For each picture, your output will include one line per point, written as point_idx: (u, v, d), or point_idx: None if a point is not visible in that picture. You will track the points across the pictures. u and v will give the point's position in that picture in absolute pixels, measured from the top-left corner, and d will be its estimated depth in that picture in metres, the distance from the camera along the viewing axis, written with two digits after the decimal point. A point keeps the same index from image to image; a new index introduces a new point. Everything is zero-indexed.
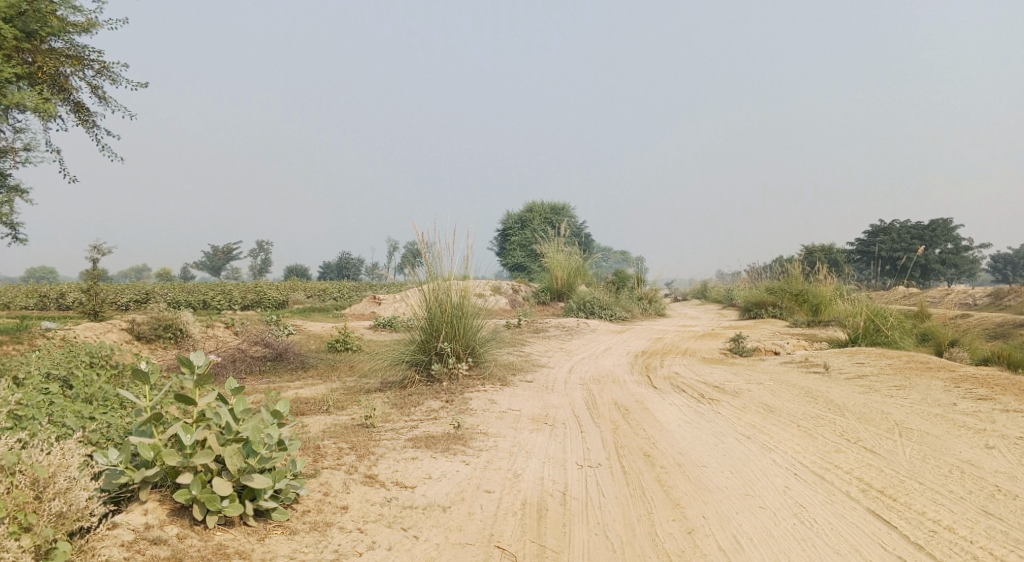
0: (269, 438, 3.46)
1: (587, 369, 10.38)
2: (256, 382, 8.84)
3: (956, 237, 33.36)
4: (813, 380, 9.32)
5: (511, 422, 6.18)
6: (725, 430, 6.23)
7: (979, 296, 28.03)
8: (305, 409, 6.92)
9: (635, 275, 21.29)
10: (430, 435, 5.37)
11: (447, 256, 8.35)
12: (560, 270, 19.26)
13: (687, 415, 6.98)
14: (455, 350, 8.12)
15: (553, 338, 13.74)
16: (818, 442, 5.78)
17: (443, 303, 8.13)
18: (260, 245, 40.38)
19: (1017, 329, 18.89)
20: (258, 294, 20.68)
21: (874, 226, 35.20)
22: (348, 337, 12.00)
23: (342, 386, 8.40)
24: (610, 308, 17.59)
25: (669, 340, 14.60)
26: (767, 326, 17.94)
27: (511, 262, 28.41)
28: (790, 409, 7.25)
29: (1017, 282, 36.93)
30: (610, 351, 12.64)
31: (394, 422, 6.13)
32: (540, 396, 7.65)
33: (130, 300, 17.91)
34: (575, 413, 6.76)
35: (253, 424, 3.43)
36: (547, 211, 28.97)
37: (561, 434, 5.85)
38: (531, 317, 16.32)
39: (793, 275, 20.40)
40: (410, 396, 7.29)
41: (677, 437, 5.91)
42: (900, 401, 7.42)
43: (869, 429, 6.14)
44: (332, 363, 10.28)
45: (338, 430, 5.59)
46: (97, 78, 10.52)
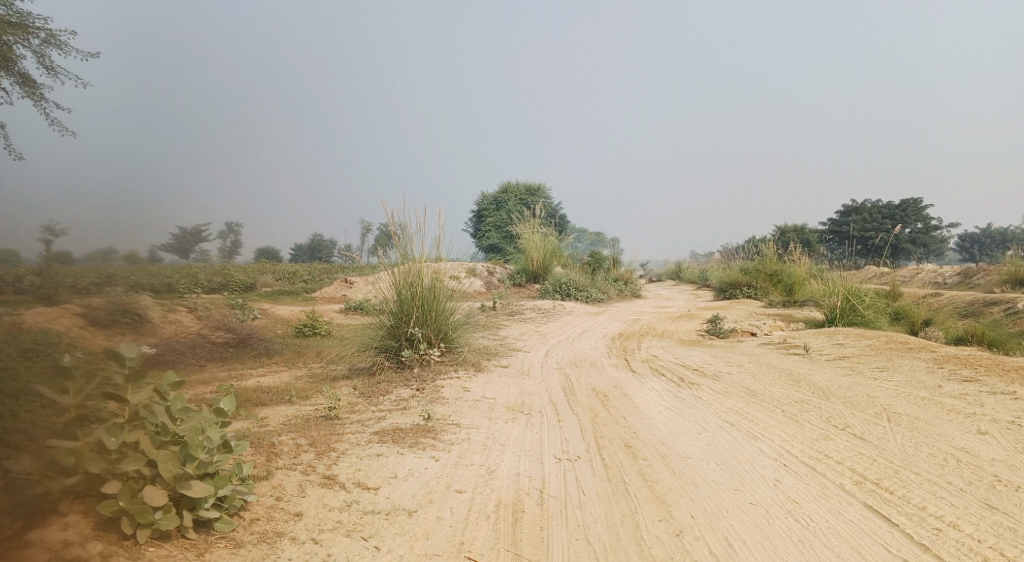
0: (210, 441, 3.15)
1: (563, 353, 10.09)
2: (217, 371, 8.42)
3: (926, 217, 33.58)
4: (794, 363, 9.12)
5: (485, 411, 5.86)
6: (708, 418, 5.97)
7: (948, 275, 28.27)
8: (266, 399, 6.54)
9: (611, 256, 21.04)
10: (397, 427, 5.04)
11: (418, 237, 7.96)
12: (536, 251, 18.92)
13: (668, 401, 6.71)
14: (426, 335, 7.76)
15: (529, 320, 13.43)
16: (805, 428, 5.54)
17: (414, 286, 7.76)
18: (229, 227, 39.47)
19: (988, 308, 18.97)
20: (226, 277, 20.11)
21: (846, 206, 35.35)
22: (317, 322, 11.58)
23: (307, 374, 8.02)
24: (586, 289, 17.33)
25: (646, 322, 14.36)
26: (743, 307, 17.80)
27: (486, 244, 28.02)
28: (773, 394, 7.02)
29: (983, 262, 37.41)
30: (586, 333, 12.36)
31: (361, 413, 5.78)
32: (514, 382, 7.33)
33: (89, 284, 17.27)
34: (551, 401, 6.45)
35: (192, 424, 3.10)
36: (522, 192, 28.57)
37: (537, 423, 5.54)
38: (506, 299, 15.99)
39: (768, 256, 20.29)
40: (379, 384, 6.95)
41: (658, 425, 5.63)
42: (885, 384, 7.23)
43: (856, 415, 5.91)
44: (299, 349, 9.87)
45: (299, 424, 5.24)
46: (47, 47, 9.86)
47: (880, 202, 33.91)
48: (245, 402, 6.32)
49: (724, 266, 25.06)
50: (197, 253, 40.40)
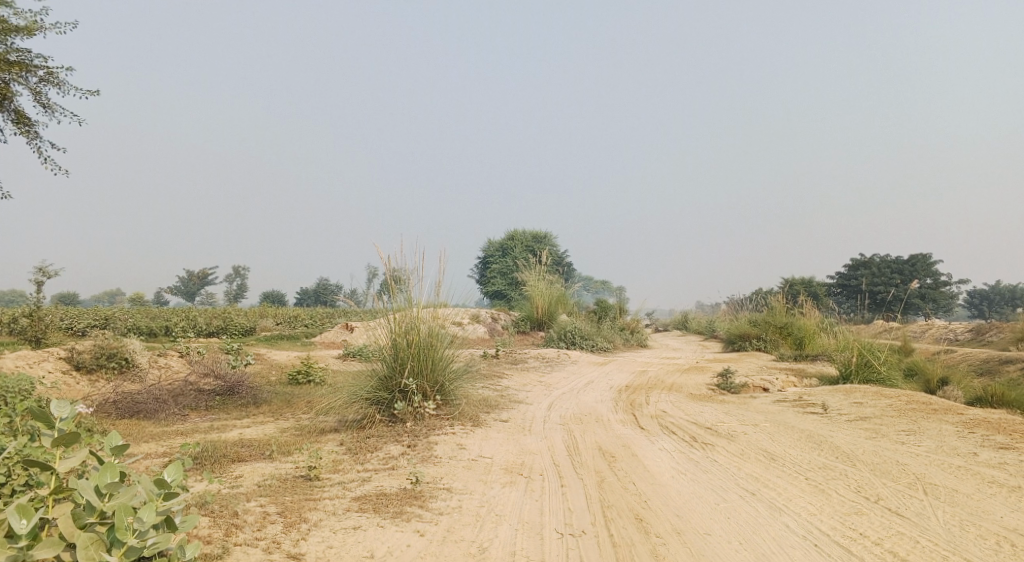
0: (141, 523, 2.72)
1: (567, 406, 9.57)
2: (200, 421, 7.96)
3: (935, 272, 33.09)
4: (813, 423, 8.57)
5: (481, 473, 5.37)
6: (725, 485, 5.46)
7: (959, 331, 27.63)
8: (245, 456, 6.07)
9: (617, 304, 20.60)
10: (382, 492, 4.56)
11: (416, 281, 7.54)
12: (541, 298, 18.51)
13: (680, 464, 6.19)
14: (421, 387, 7.28)
15: (531, 370, 12.93)
16: (835, 500, 5.02)
17: (410, 334, 7.31)
18: (234, 270, 39.19)
19: (1005, 366, 18.33)
20: (225, 321, 19.72)
21: (853, 260, 34.94)
22: (311, 368, 11.12)
23: (294, 426, 7.55)
24: (591, 339, 16.83)
25: (653, 374, 13.82)
26: (753, 361, 17.24)
27: (490, 291, 27.65)
28: (794, 458, 6.51)
29: (992, 319, 36.83)
30: (591, 385, 11.83)
31: (345, 473, 5.30)
32: (514, 439, 6.82)
33: (83, 326, 16.89)
34: (554, 461, 5.94)
35: (121, 501, 2.74)
36: (528, 239, 28.25)
37: (538, 489, 5.04)
38: (510, 347, 15.50)
39: (777, 308, 19.78)
40: (368, 440, 6.47)
41: (671, 493, 5.12)
42: (913, 449, 6.70)
43: (888, 485, 5.39)
44: (289, 397, 9.39)
45: (275, 486, 4.77)
46: (42, 85, 9.68)
47: (888, 256, 33.51)
48: (222, 458, 5.85)
49: (731, 317, 24.55)
50: (202, 296, 40.19)
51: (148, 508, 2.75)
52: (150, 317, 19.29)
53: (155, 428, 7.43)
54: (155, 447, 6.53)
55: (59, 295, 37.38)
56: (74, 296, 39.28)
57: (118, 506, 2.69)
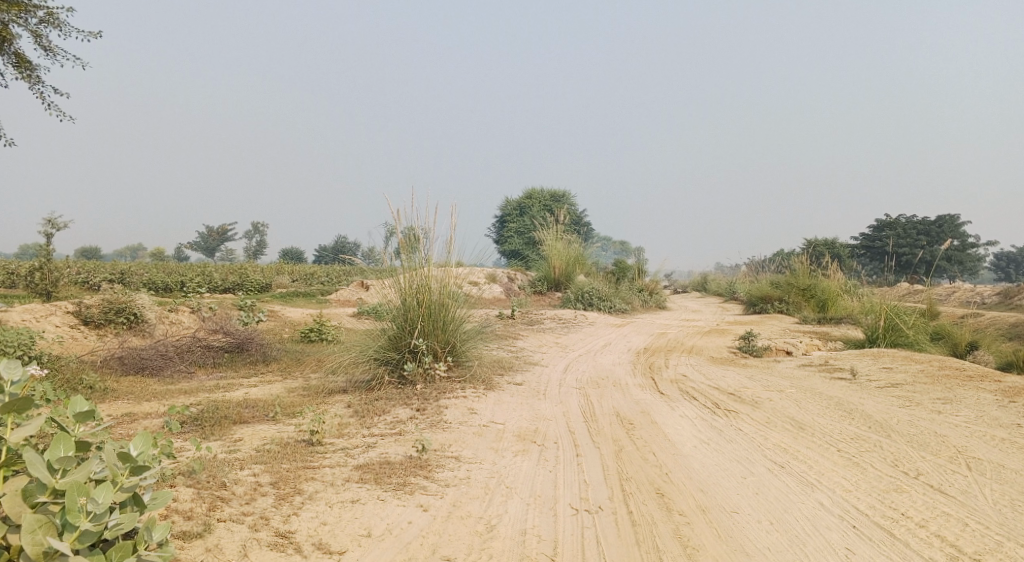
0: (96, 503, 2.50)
1: (584, 368, 9.27)
2: (206, 379, 7.76)
3: (962, 234, 32.18)
4: (841, 389, 8.19)
5: (491, 441, 5.08)
6: (752, 457, 5.14)
7: (986, 295, 26.92)
8: (247, 417, 5.83)
9: (636, 264, 20.17)
10: (386, 461, 4.28)
11: (428, 238, 7.19)
12: (558, 258, 18.14)
13: (702, 433, 5.86)
14: (431, 348, 6.98)
15: (548, 330, 12.62)
16: (871, 474, 4.68)
17: (421, 294, 7.00)
18: (253, 227, 39.12)
19: None
20: (240, 277, 19.57)
21: (879, 221, 34.07)
22: (323, 326, 10.89)
23: (301, 387, 7.32)
24: (609, 299, 16.47)
25: (672, 336, 13.46)
26: (775, 323, 16.81)
27: (508, 249, 27.30)
28: (823, 427, 6.18)
29: (1019, 282, 35.93)
30: (609, 347, 11.51)
31: (348, 438, 5.05)
32: (528, 403, 6.53)
33: (98, 280, 16.80)
34: (569, 428, 5.64)
35: (74, 479, 2.52)
36: (547, 198, 27.75)
37: (552, 458, 4.74)
38: (526, 306, 15.18)
39: (800, 269, 19.24)
40: (376, 402, 6.20)
41: (694, 465, 4.81)
42: (951, 420, 6.32)
43: (927, 458, 5.04)
44: (298, 356, 9.17)
45: (274, 453, 4.51)
46: (42, 28, 9.32)
47: (915, 217, 32.62)
48: (223, 419, 5.62)
49: (751, 279, 24.05)
50: (222, 252, 40.26)
51: (105, 489, 2.51)
52: (166, 272, 19.19)
53: (159, 386, 7.23)
54: (157, 407, 6.32)
55: (82, 249, 37.50)
56: (97, 252, 39.52)
57: (70, 485, 2.46)
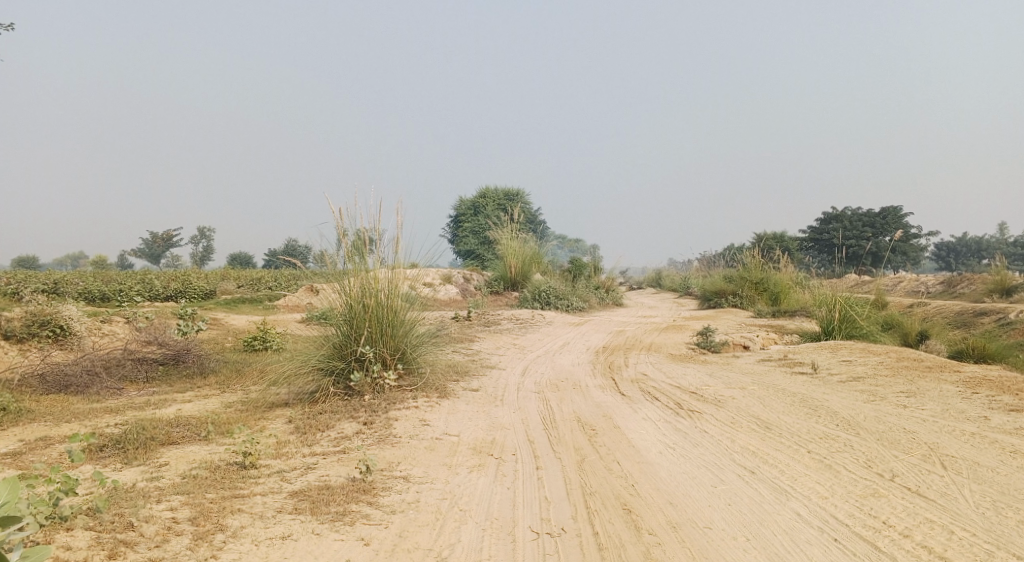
0: None
1: (541, 371, 8.95)
2: (136, 395, 7.19)
3: (906, 225, 32.86)
4: (804, 384, 8.02)
5: (444, 455, 4.71)
6: (720, 462, 4.86)
7: (931, 284, 27.46)
8: (176, 438, 5.34)
9: (592, 262, 19.95)
10: (326, 486, 3.88)
11: (374, 240, 6.75)
12: (514, 257, 17.80)
13: (667, 438, 5.57)
14: (380, 355, 6.56)
15: (504, 332, 12.27)
16: (845, 477, 4.44)
17: (367, 299, 6.53)
18: (200, 232, 37.81)
19: (980, 318, 18.07)
20: (183, 284, 18.74)
21: (826, 214, 34.60)
22: (268, 333, 10.33)
23: (241, 401, 6.82)
24: (566, 298, 16.20)
25: (630, 334, 13.24)
26: (731, 317, 16.74)
27: (462, 250, 26.87)
28: (790, 427, 5.95)
29: (959, 271, 36.89)
30: (567, 347, 11.22)
31: (286, 460, 4.62)
32: (484, 411, 6.16)
33: (28, 290, 15.84)
34: (528, 437, 5.30)
35: None
36: (501, 197, 27.40)
37: (510, 473, 4.40)
38: (483, 308, 14.80)
39: (752, 263, 19.25)
40: (319, 417, 5.75)
41: (661, 474, 4.51)
42: (918, 415, 6.16)
43: (901, 458, 4.83)
44: (239, 366, 8.63)
45: (201, 479, 4.07)
46: None
47: (860, 210, 33.19)
48: (148, 441, 5.13)
49: (705, 274, 24.06)
50: (168, 259, 38.82)
51: None
52: (103, 280, 18.25)
53: (84, 405, 6.66)
54: (78, 428, 5.77)
55: (19, 259, 35.70)
56: (34, 261, 37.72)
57: None
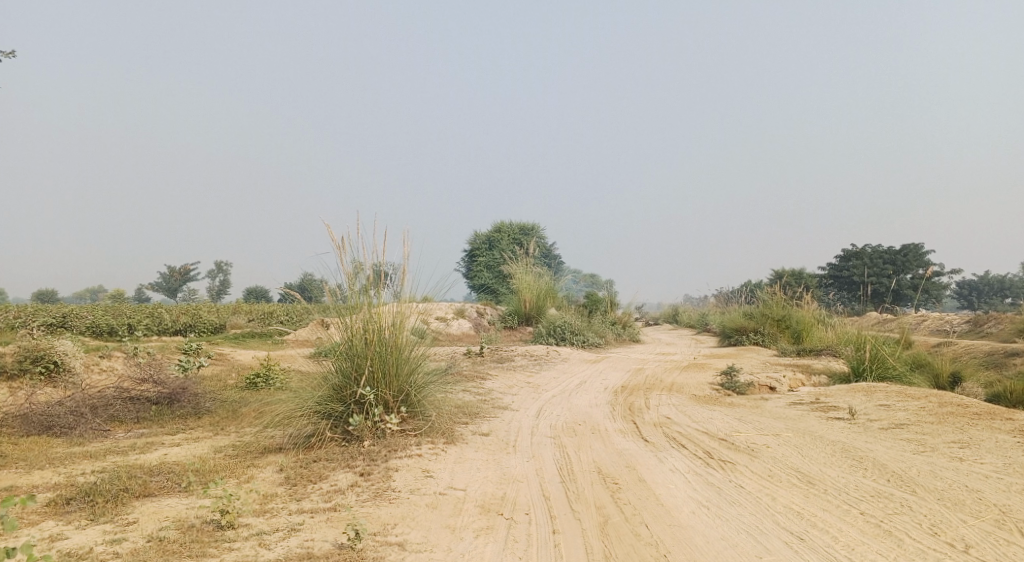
0: None
1: (557, 413, 8.37)
2: (123, 438, 6.70)
3: (927, 263, 31.99)
4: (843, 432, 7.38)
5: (449, 514, 4.17)
6: (762, 525, 4.27)
7: (957, 322, 26.55)
8: (154, 488, 4.83)
9: (608, 297, 19.39)
10: (310, 555, 3.37)
11: (379, 271, 6.29)
12: (528, 292, 17.29)
13: (699, 494, 4.98)
14: (382, 398, 6.03)
15: (518, 369, 11.72)
16: (911, 548, 3.84)
17: (371, 335, 6.03)
18: (217, 266, 37.63)
19: (1013, 359, 17.22)
20: (193, 317, 18.34)
21: (845, 251, 33.87)
22: (271, 371, 9.83)
23: (232, 445, 6.30)
24: (583, 334, 15.61)
25: (650, 373, 12.61)
26: (753, 357, 16.06)
27: (477, 285, 26.40)
28: (835, 482, 5.35)
29: (983, 310, 35.84)
30: (584, 386, 10.63)
31: (269, 518, 4.09)
32: (495, 460, 5.61)
33: (34, 322, 15.49)
34: (543, 493, 4.72)
35: None
36: (516, 232, 26.98)
37: (522, 538, 3.85)
38: (496, 344, 14.23)
39: (773, 299, 18.58)
40: (312, 466, 5.22)
41: (696, 540, 3.95)
42: (977, 470, 5.52)
43: (971, 523, 4.22)
44: (236, 405, 8.11)
45: (167, 546, 3.54)
46: None
47: (880, 246, 32.42)
48: (121, 492, 4.63)
49: (723, 310, 23.39)
50: (184, 292, 38.58)
51: None
52: (112, 314, 17.87)
53: (66, 448, 6.18)
54: (51, 476, 5.29)
55: (37, 291, 35.53)
56: (53, 294, 37.64)
57: None
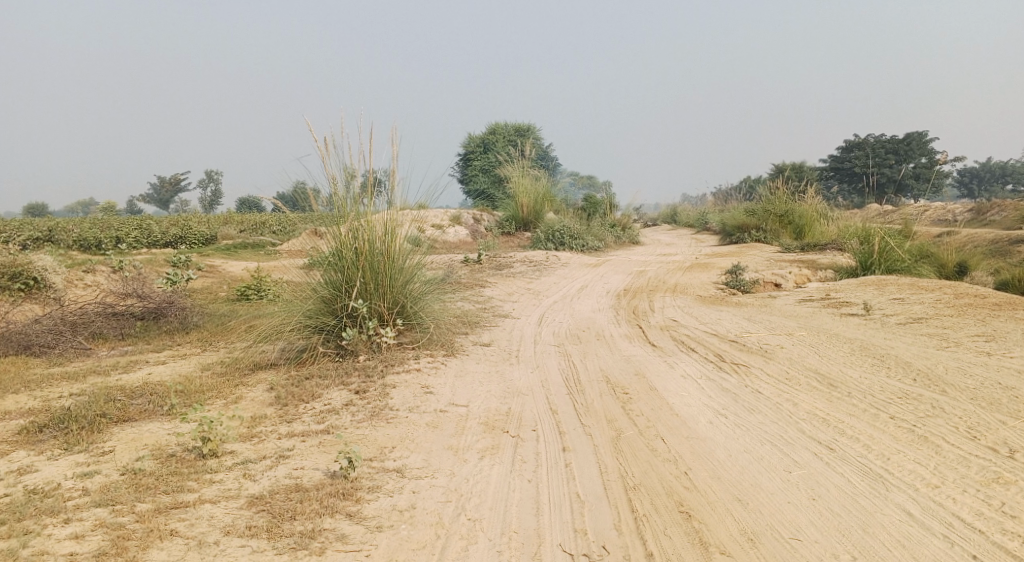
0: None
1: (560, 319, 8.04)
2: (106, 357, 6.37)
3: (931, 152, 31.14)
4: (860, 329, 7.07)
5: (450, 434, 3.85)
6: (788, 435, 3.97)
7: (959, 211, 26.06)
8: (134, 412, 4.50)
9: (607, 198, 18.84)
10: (298, 487, 3.05)
11: (367, 177, 5.76)
12: (525, 196, 16.73)
13: (716, 402, 4.67)
14: (375, 311, 5.66)
15: (517, 274, 11.36)
16: (952, 455, 3.54)
17: (360, 245, 5.59)
18: (208, 177, 36.82)
19: (1017, 247, 16.87)
20: (182, 229, 17.84)
21: (847, 142, 32.94)
22: (262, 282, 9.45)
23: (220, 361, 5.97)
24: (582, 237, 15.18)
25: (653, 274, 12.27)
26: (756, 253, 15.69)
27: (473, 190, 25.75)
28: (858, 384, 5.05)
29: (983, 198, 35.23)
30: (586, 290, 10.29)
31: (254, 445, 3.75)
32: (497, 372, 5.29)
33: (18, 239, 15.02)
34: (551, 407, 4.40)
35: None
36: (511, 133, 26.05)
37: (531, 457, 3.55)
38: (494, 250, 13.83)
39: (776, 194, 18.02)
40: (304, 384, 4.89)
41: (718, 454, 3.65)
42: (1008, 365, 5.21)
43: (1012, 425, 3.92)
44: (225, 319, 7.76)
45: (141, 480, 3.22)
46: None
47: (883, 136, 31.47)
48: (98, 418, 4.31)
49: (722, 208, 22.86)
50: (175, 204, 37.82)
51: None
52: (99, 226, 17.36)
53: (46, 370, 5.85)
54: (28, 400, 4.97)
55: (28, 205, 34.64)
56: (44, 208, 36.94)
57: None
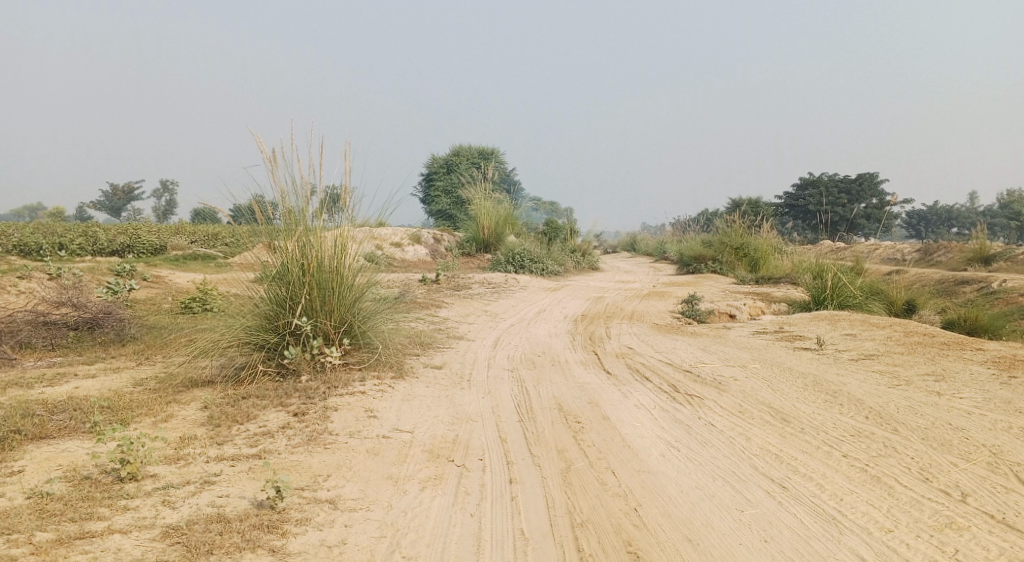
0: None
1: (514, 343, 7.89)
2: (33, 369, 5.99)
3: (881, 193, 32.01)
4: (813, 364, 7.06)
5: (391, 462, 3.65)
6: (740, 471, 3.87)
7: (907, 252, 26.73)
8: (53, 429, 4.20)
9: (567, 224, 18.85)
10: (219, 517, 2.86)
11: (318, 190, 5.56)
12: (486, 218, 16.62)
13: (669, 434, 4.55)
14: (321, 329, 5.43)
15: (474, 296, 11.19)
16: (905, 497, 3.47)
17: (308, 260, 5.37)
18: (163, 185, 35.94)
19: (962, 288, 17.31)
20: (131, 237, 17.27)
21: (802, 180, 33.68)
22: (208, 295, 9.11)
23: (154, 376, 5.66)
24: (542, 261, 15.10)
25: (610, 301, 12.22)
26: (712, 284, 15.79)
27: (434, 210, 25.57)
28: (811, 419, 4.99)
29: (930, 240, 36.28)
30: (543, 315, 10.17)
31: (179, 469, 3.50)
32: (446, 397, 5.10)
33: None
34: (499, 435, 4.23)
35: None
36: (475, 155, 26.00)
37: (475, 489, 3.37)
38: (452, 271, 13.64)
39: (733, 227, 18.22)
40: (240, 404, 4.63)
41: (670, 490, 3.52)
42: (957, 405, 5.21)
43: (963, 468, 3.88)
44: (166, 332, 7.42)
45: (47, 505, 2.95)
46: None
47: (837, 175, 32.26)
48: (12, 435, 4.00)
49: (681, 238, 23.06)
50: (128, 212, 36.79)
51: None
52: (43, 231, 16.69)
53: None
54: None
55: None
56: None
57: None
